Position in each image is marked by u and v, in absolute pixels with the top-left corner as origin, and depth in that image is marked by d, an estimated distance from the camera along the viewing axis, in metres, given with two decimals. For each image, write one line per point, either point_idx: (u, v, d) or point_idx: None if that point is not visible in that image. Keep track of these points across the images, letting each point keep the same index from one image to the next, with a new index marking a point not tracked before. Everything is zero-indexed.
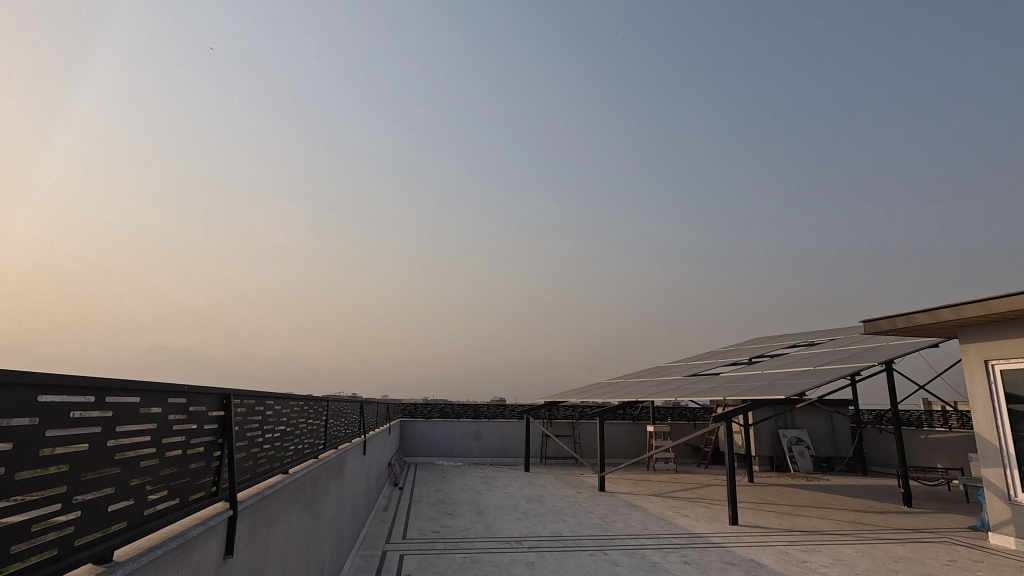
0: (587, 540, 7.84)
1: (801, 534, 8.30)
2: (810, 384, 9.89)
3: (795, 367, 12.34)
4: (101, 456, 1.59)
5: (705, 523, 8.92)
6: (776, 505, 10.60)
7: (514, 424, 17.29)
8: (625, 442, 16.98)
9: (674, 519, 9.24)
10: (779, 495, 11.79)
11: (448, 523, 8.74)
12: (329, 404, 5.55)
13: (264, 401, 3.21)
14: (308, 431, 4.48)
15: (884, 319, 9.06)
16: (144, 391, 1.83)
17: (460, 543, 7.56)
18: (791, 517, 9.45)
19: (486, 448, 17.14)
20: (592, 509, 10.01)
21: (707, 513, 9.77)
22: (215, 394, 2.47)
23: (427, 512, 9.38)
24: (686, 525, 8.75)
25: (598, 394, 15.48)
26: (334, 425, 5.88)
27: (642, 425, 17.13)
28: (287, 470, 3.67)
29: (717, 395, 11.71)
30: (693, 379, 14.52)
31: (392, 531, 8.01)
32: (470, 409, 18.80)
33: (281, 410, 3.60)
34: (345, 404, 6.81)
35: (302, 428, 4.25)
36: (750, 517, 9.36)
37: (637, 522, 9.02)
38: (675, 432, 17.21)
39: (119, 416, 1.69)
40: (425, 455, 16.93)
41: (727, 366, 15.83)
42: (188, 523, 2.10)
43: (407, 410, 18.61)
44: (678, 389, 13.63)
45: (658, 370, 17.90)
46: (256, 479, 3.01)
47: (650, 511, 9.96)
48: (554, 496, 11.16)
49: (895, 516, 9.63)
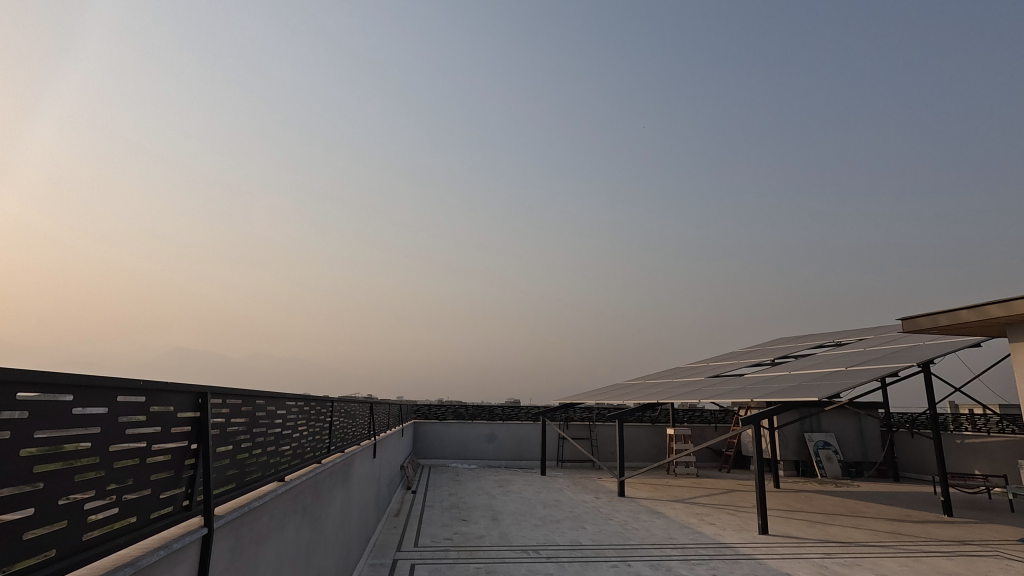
0: (608, 550, 7.42)
1: (838, 546, 7.77)
2: (842, 386, 9.36)
3: (825, 368, 11.78)
4: (10, 469, 1.25)
5: (733, 532, 8.41)
6: (807, 513, 10.06)
7: (529, 426, 16.87)
8: (644, 445, 16.48)
9: (700, 527, 8.79)
10: (808, 503, 11.22)
11: (461, 530, 8.36)
12: (334, 405, 5.21)
13: (253, 400, 2.85)
14: (309, 434, 4.15)
15: (924, 316, 8.51)
16: (79, 387, 1.49)
17: (473, 552, 7.19)
18: (824, 527, 8.93)
19: (501, 451, 16.74)
20: (612, 516, 9.58)
21: (734, 521, 9.27)
22: (188, 393, 2.12)
23: (439, 518, 9.02)
24: (713, 534, 8.29)
25: (616, 395, 14.99)
26: (341, 427, 5.56)
27: (661, 428, 16.63)
28: (283, 477, 3.31)
29: (742, 397, 11.22)
30: (715, 380, 13.98)
31: (403, 539, 7.66)
32: (484, 411, 18.43)
33: (275, 410, 3.25)
34: (354, 405, 6.49)
35: (302, 430, 3.90)
36: (781, 527, 8.84)
37: (660, 530, 8.56)
38: (696, 435, 16.66)
39: (40, 417, 1.34)
40: (438, 458, 16.59)
41: (750, 367, 15.27)
42: (147, 547, 1.76)
43: (420, 410, 18.31)
44: (701, 391, 13.12)
45: (677, 371, 17.40)
46: (242, 490, 2.64)
47: (673, 518, 9.50)
48: (572, 502, 10.75)
49: (936, 526, 9.05)
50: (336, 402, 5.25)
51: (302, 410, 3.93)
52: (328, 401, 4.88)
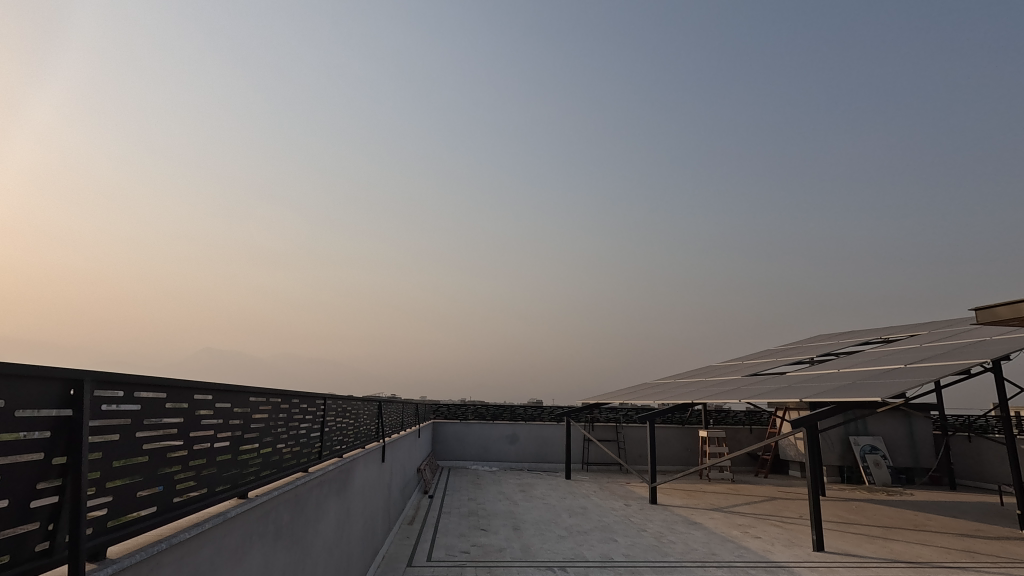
0: (643, 568, 6.60)
1: (908, 567, 6.80)
2: (904, 385, 8.36)
3: (878, 365, 10.73)
4: None
5: (784, 549, 7.49)
6: (864, 526, 9.05)
7: (553, 427, 16.08)
8: (675, 448, 15.57)
9: (745, 541, 7.91)
10: (861, 514, 10.20)
11: (480, 541, 7.62)
12: (329, 403, 4.51)
13: (192, 393, 2.12)
14: (292, 437, 3.45)
15: (1004, 306, 7.49)
16: None
17: (492, 568, 6.45)
18: (887, 543, 7.96)
19: (523, 453, 15.98)
20: (645, 527, 8.75)
21: (783, 534, 8.35)
22: (50, 379, 1.42)
23: (457, 527, 8.31)
24: (761, 550, 7.40)
25: (644, 395, 14.09)
26: (339, 427, 4.86)
27: (693, 430, 15.67)
28: (244, 495, 2.61)
29: (787, 398, 10.26)
30: (754, 379, 12.98)
31: (415, 551, 6.97)
32: (506, 411, 17.75)
33: (234, 407, 2.52)
34: (357, 403, 5.82)
35: (279, 432, 3.20)
36: (837, 543, 7.88)
37: (701, 545, 7.68)
38: (731, 437, 15.66)
39: None
40: (458, 460, 15.93)
41: (790, 364, 14.22)
42: None
43: (439, 410, 17.67)
44: (739, 391, 12.15)
45: (710, 370, 16.41)
46: (166, 517, 1.92)
47: (713, 530, 8.61)
48: (600, 509, 9.96)
49: (1016, 545, 7.99)
50: (331, 400, 4.55)
51: (280, 408, 3.23)
52: (319, 399, 4.17)
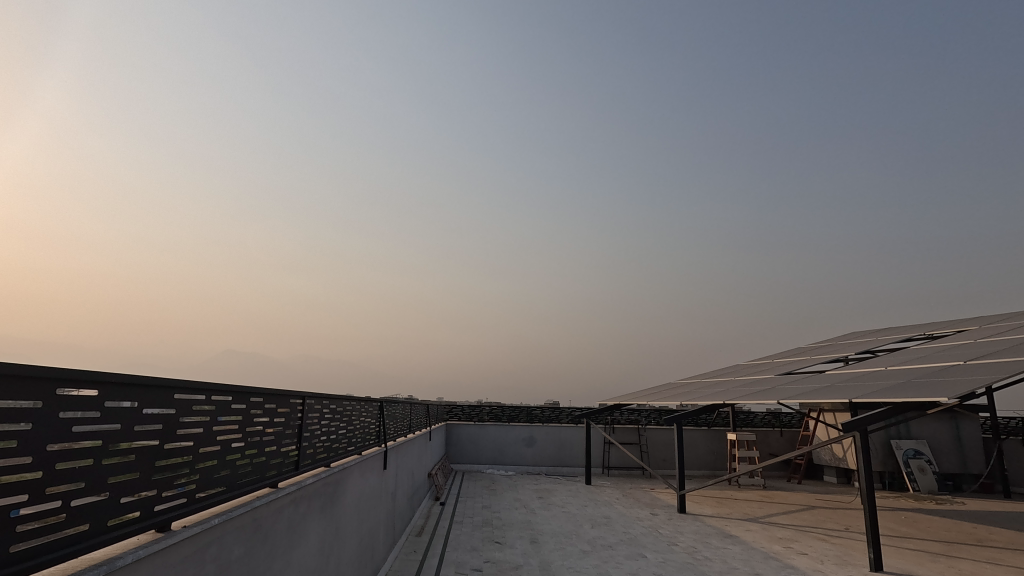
0: None
1: None
2: (968, 385, 7.43)
3: (930, 362, 9.76)
4: None
5: (836, 569, 6.62)
6: (922, 541, 8.12)
7: (572, 429, 15.31)
8: (701, 452, 14.70)
9: (789, 558, 7.08)
10: (915, 526, 9.25)
11: (494, 556, 6.91)
12: (313, 404, 3.83)
13: (48, 386, 1.43)
14: (253, 444, 2.76)
15: None
16: None
17: None
18: (954, 562, 7.04)
19: (541, 456, 15.22)
20: (677, 540, 7.94)
21: (831, 550, 7.48)
22: None
23: (468, 540, 7.58)
24: (811, 570, 6.56)
25: (669, 396, 13.24)
26: (326, 431, 4.17)
27: (721, 432, 14.78)
28: (164, 528, 1.90)
29: (830, 399, 9.36)
30: (788, 378, 12.07)
31: (421, 568, 6.29)
32: (523, 412, 17.02)
33: (142, 406, 1.82)
34: (353, 404, 5.14)
35: (229, 439, 2.49)
36: (895, 561, 7.01)
37: (741, 563, 6.85)
38: (761, 440, 14.70)
39: None
40: (472, 463, 15.24)
41: (825, 362, 13.26)
42: None
43: (453, 411, 17.00)
44: (772, 390, 11.27)
45: (737, 369, 15.49)
46: None
47: (752, 544, 7.77)
48: (625, 520, 9.16)
49: None
50: (315, 399, 3.87)
51: (232, 409, 2.53)
52: (296, 399, 3.49)
